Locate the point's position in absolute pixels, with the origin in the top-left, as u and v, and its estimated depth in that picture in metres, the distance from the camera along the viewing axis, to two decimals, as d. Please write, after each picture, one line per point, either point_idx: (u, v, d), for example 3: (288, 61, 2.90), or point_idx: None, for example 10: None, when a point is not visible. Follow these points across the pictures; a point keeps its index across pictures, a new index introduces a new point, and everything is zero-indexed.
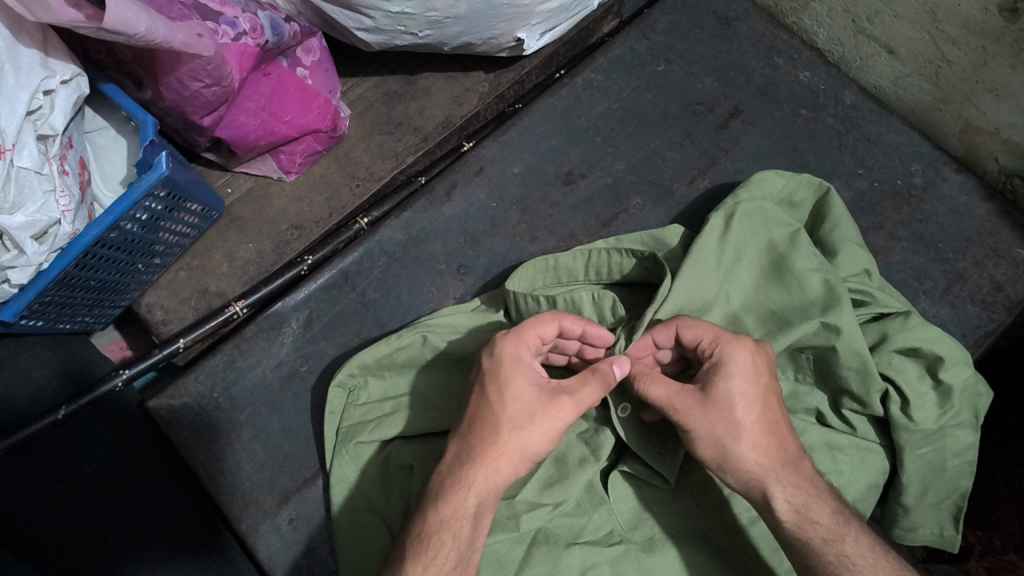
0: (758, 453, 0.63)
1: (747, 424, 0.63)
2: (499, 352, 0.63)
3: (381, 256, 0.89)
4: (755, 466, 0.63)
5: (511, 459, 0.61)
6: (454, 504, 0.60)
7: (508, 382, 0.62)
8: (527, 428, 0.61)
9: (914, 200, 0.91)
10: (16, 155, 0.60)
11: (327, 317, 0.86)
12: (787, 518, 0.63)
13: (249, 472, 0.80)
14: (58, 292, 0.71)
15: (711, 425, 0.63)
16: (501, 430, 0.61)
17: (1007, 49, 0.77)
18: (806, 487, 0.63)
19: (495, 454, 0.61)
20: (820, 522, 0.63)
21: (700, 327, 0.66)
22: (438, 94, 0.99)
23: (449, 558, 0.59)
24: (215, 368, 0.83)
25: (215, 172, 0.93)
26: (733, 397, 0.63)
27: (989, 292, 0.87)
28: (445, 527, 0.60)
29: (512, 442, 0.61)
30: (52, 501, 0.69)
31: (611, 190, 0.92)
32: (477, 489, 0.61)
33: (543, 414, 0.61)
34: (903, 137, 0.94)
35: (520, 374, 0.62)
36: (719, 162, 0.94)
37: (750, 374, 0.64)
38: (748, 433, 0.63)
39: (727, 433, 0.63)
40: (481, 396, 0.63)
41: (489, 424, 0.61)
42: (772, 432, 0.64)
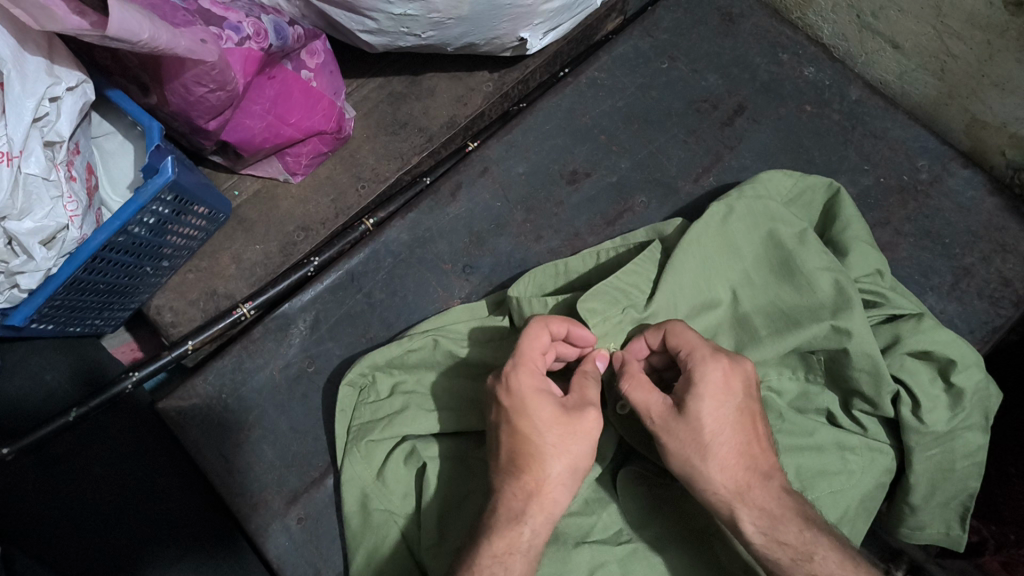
0: (727, 475, 0.63)
1: (718, 443, 0.63)
2: (517, 390, 0.62)
3: (387, 257, 0.89)
4: (726, 486, 0.63)
5: (552, 482, 0.61)
6: (504, 538, 0.61)
7: (534, 415, 0.62)
8: (568, 450, 0.62)
9: (920, 195, 0.91)
10: (23, 162, 0.61)
11: (333, 318, 0.87)
12: (756, 540, 0.63)
13: (259, 472, 0.80)
14: (68, 295, 0.72)
15: (683, 443, 0.63)
16: (547, 462, 0.61)
17: (1012, 43, 0.77)
18: (773, 509, 0.63)
19: (546, 484, 0.61)
20: (789, 543, 0.62)
21: (684, 338, 0.66)
22: (442, 94, 0.99)
23: None
24: (224, 369, 0.84)
25: (222, 175, 0.94)
26: (702, 418, 0.62)
27: (997, 287, 0.87)
28: (498, 561, 0.60)
29: (555, 465, 0.61)
30: (64, 501, 0.72)
31: (615, 188, 0.92)
32: (531, 518, 0.61)
33: (579, 432, 0.62)
34: (909, 132, 0.94)
35: (542, 401, 0.62)
36: (725, 159, 0.94)
37: (719, 394, 0.63)
38: (715, 454, 0.63)
39: (695, 452, 0.63)
40: (511, 433, 0.63)
41: (530, 457, 0.61)
42: (743, 452, 0.64)
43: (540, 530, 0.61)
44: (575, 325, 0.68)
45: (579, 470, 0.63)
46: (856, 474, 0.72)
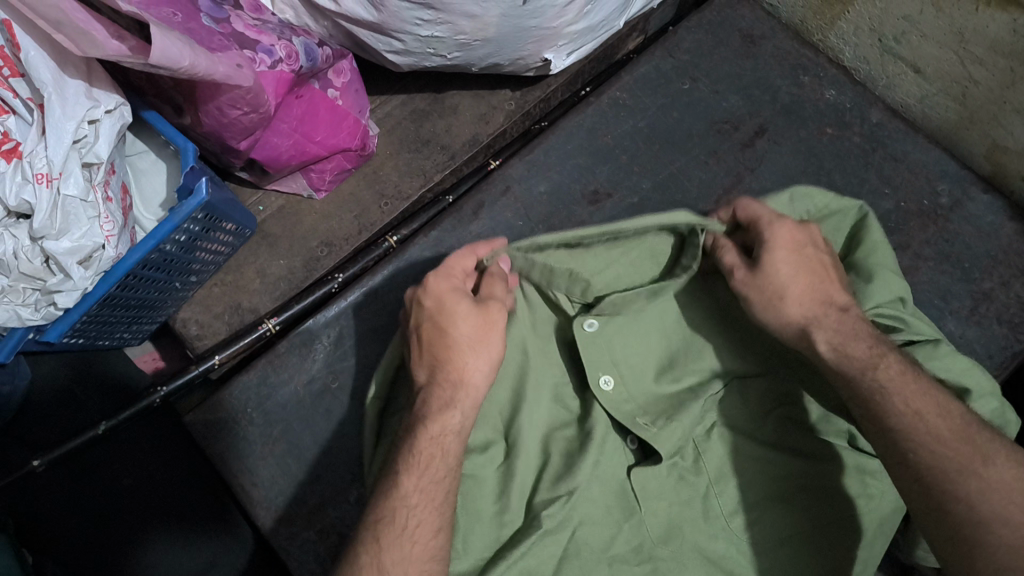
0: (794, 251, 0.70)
1: (780, 237, 0.70)
2: (434, 290, 0.68)
3: (410, 273, 0.90)
4: (797, 301, 0.69)
5: (474, 373, 0.66)
6: (438, 425, 0.64)
7: (451, 307, 0.67)
8: (480, 341, 0.67)
9: (941, 219, 0.91)
10: (62, 184, 0.62)
11: (357, 334, 0.88)
12: (828, 359, 0.66)
13: (282, 486, 0.81)
14: (100, 311, 0.73)
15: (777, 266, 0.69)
16: (461, 350, 0.66)
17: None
18: (849, 334, 0.67)
19: (461, 372, 0.66)
20: (855, 355, 0.66)
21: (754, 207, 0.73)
22: (464, 112, 1.01)
23: (441, 469, 0.63)
24: (249, 384, 0.85)
25: (247, 190, 0.97)
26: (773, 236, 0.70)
27: (1016, 312, 0.86)
28: (434, 443, 0.64)
29: (477, 359, 0.66)
30: (84, 514, 0.75)
31: (636, 208, 0.93)
32: (453, 404, 0.65)
33: (486, 320, 0.67)
34: (929, 156, 0.94)
35: (466, 302, 0.67)
36: (745, 180, 0.94)
37: (789, 247, 0.70)
38: (782, 242, 0.70)
39: (777, 285, 0.69)
40: (433, 329, 0.68)
41: (449, 350, 0.66)
42: (813, 290, 0.70)
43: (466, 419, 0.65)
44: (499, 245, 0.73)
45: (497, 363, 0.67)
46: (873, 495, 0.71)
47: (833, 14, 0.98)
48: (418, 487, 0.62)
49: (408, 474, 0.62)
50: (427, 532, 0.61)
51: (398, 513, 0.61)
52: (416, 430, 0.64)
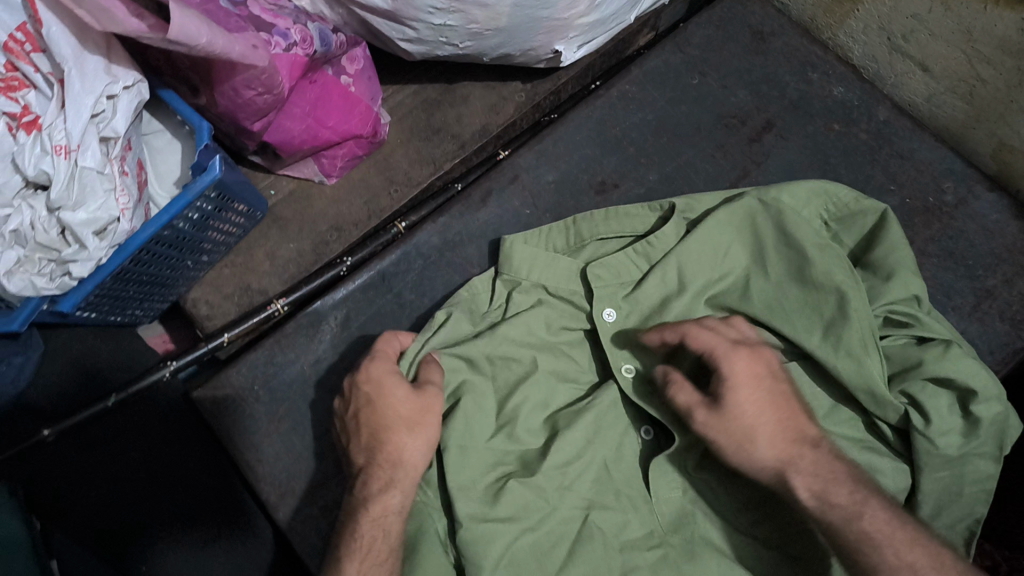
0: (754, 406, 0.68)
1: (744, 408, 0.68)
2: (371, 385, 0.71)
3: (417, 258, 0.91)
4: (774, 461, 0.68)
5: (410, 460, 0.68)
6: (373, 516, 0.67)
7: (386, 396, 0.69)
8: (417, 423, 0.69)
9: (944, 216, 0.91)
10: (80, 156, 0.64)
11: (364, 316, 0.89)
12: (812, 507, 0.66)
13: (286, 462, 0.82)
14: (112, 285, 0.74)
15: (729, 434, 0.68)
16: (399, 431, 0.68)
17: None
18: (825, 474, 0.67)
19: (398, 456, 0.68)
20: (839, 504, 0.65)
21: (703, 339, 0.71)
22: (475, 102, 1.02)
23: (384, 549, 0.67)
24: (256, 362, 0.86)
25: (260, 175, 0.98)
26: (741, 406, 0.68)
27: (1018, 309, 0.86)
28: (376, 525, 0.67)
29: (407, 442, 0.68)
30: (91, 489, 0.75)
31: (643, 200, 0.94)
32: (394, 487, 0.68)
33: (423, 406, 0.69)
34: (936, 154, 0.95)
35: (393, 385, 0.70)
36: (751, 174, 0.95)
37: (749, 380, 0.69)
38: (743, 393, 0.68)
39: (745, 434, 0.68)
40: (370, 416, 0.70)
41: (386, 435, 0.69)
42: (781, 429, 0.68)
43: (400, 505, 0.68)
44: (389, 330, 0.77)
45: (429, 444, 0.69)
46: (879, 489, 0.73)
47: (842, 12, 0.99)
48: (360, 570, 0.66)
49: (346, 561, 0.66)
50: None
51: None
52: (357, 516, 0.68)
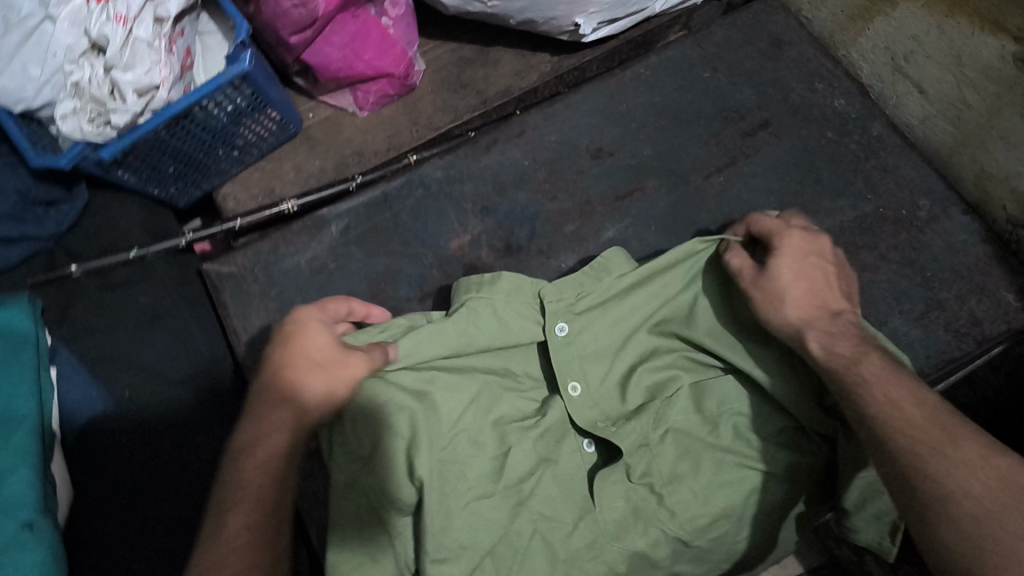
0: (794, 242, 0.77)
1: (784, 250, 0.77)
2: (296, 322, 0.70)
3: (418, 187, 1.01)
4: (796, 319, 0.74)
5: (302, 398, 0.66)
6: (259, 458, 0.65)
7: (304, 338, 0.68)
8: (326, 373, 0.68)
9: (914, 230, 0.95)
10: (135, 26, 0.78)
11: (362, 228, 0.99)
12: (818, 356, 0.71)
13: (268, 335, 0.93)
14: (148, 152, 0.88)
15: (780, 283, 0.75)
16: (304, 370, 0.67)
17: (1017, 97, 0.86)
18: (836, 332, 0.73)
19: (293, 397, 0.66)
20: (843, 351, 0.71)
21: (765, 221, 0.81)
22: (504, 66, 1.12)
23: (249, 516, 0.62)
24: (261, 250, 0.98)
25: (303, 100, 1.11)
26: (782, 271, 0.76)
27: (965, 324, 0.90)
28: (256, 480, 0.64)
29: (313, 378, 0.67)
30: (103, 320, 0.90)
31: (632, 170, 1.01)
32: (278, 435, 0.66)
33: (340, 360, 0.68)
34: (919, 172, 0.98)
35: (317, 333, 0.69)
36: (738, 164, 1.01)
37: (794, 253, 0.77)
38: (784, 254, 0.76)
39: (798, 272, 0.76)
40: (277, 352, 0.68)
41: (286, 373, 0.67)
42: (811, 293, 0.75)
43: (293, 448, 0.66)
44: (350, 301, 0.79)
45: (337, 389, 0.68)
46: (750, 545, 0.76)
47: (856, 31, 1.04)
48: (237, 529, 0.62)
49: (232, 512, 0.63)
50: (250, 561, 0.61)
51: (224, 553, 0.61)
52: (233, 476, 0.64)
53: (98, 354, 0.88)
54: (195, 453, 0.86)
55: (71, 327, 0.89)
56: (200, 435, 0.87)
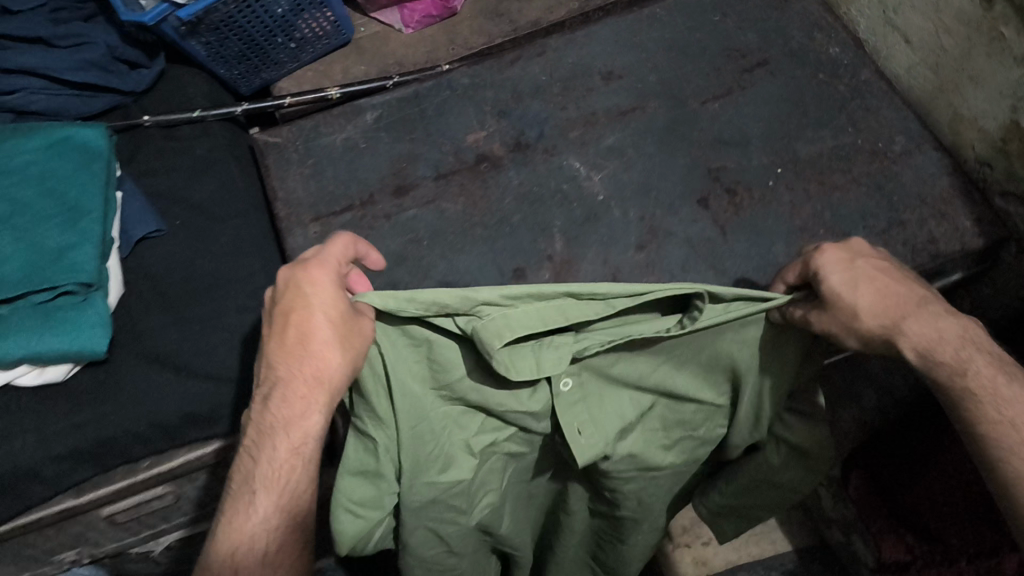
0: (848, 267, 0.74)
1: (845, 271, 0.74)
2: (294, 287, 0.73)
3: (446, 90, 1.15)
4: (890, 321, 0.73)
5: (309, 419, 0.73)
6: (273, 461, 0.73)
7: (307, 318, 0.72)
8: (335, 357, 0.69)
9: (886, 161, 1.04)
10: None
11: (393, 118, 1.13)
12: (916, 360, 0.72)
13: (300, 195, 1.07)
14: (220, 23, 1.05)
15: (853, 315, 0.71)
16: (313, 348, 0.70)
17: (983, 38, 0.94)
18: (931, 324, 0.73)
19: (308, 377, 0.71)
20: (943, 354, 0.72)
21: (791, 269, 0.81)
22: (538, 3, 1.26)
23: (288, 484, 0.73)
24: (304, 128, 1.13)
25: (358, 16, 1.27)
26: (850, 288, 0.72)
27: (921, 243, 0.98)
28: (291, 452, 0.73)
29: (317, 394, 0.71)
30: (165, 164, 1.06)
31: (636, 90, 1.12)
32: (295, 431, 0.72)
33: (347, 332, 0.69)
34: (899, 114, 1.07)
35: (324, 293, 0.72)
36: (733, 94, 1.10)
37: (862, 273, 0.74)
38: (847, 273, 0.74)
39: (849, 282, 0.73)
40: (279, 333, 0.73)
41: (300, 346, 0.72)
42: (881, 295, 0.73)
43: (304, 455, 0.73)
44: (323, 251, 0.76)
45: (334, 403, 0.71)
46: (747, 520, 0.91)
47: None
48: (274, 508, 0.73)
49: (265, 492, 0.73)
50: (276, 554, 0.72)
51: (255, 532, 0.72)
52: (258, 469, 0.73)
53: (159, 188, 1.04)
54: (231, 271, 0.99)
55: (139, 168, 1.06)
56: (231, 264, 1.00)
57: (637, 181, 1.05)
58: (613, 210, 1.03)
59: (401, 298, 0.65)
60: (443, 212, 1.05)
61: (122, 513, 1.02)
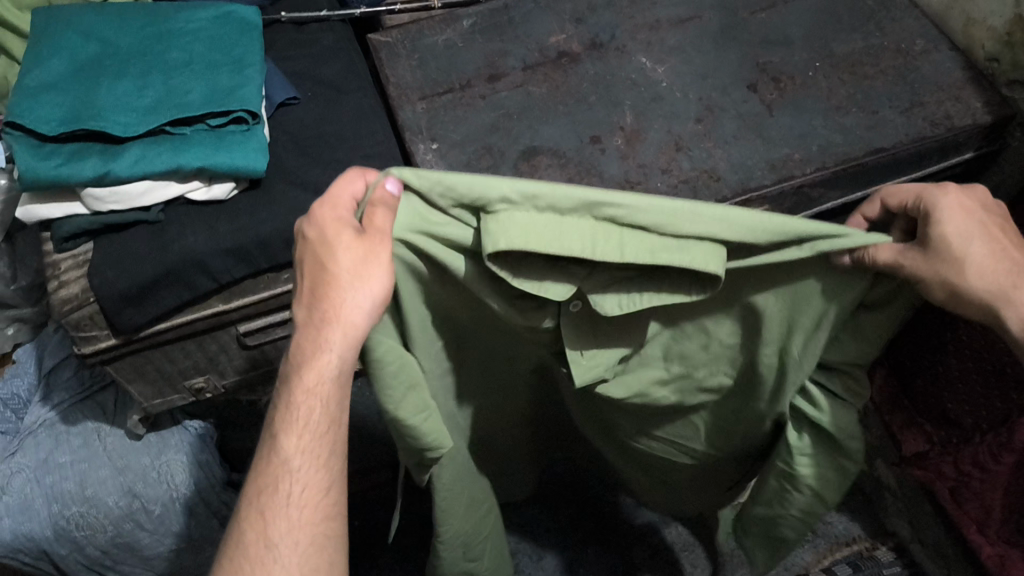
0: (960, 218, 0.78)
1: (954, 224, 0.77)
2: (312, 224, 0.76)
3: (531, 2, 1.35)
4: (993, 287, 0.78)
5: (322, 358, 0.76)
6: (301, 478, 0.78)
7: (329, 253, 0.74)
8: (358, 275, 0.71)
9: (909, 57, 1.22)
10: None
11: (485, 24, 1.33)
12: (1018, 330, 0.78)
13: (407, 80, 1.27)
14: None
15: (943, 266, 0.75)
16: (331, 323, 0.74)
17: None
18: None
19: (322, 351, 0.76)
20: None
21: (903, 192, 0.81)
22: None
23: (293, 484, 0.78)
24: (410, 30, 1.33)
25: None
26: (949, 237, 0.76)
27: (939, 118, 1.15)
28: (295, 435, 0.78)
29: (329, 333, 0.74)
30: (298, 52, 1.27)
31: (694, 4, 1.32)
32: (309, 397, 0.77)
33: (364, 257, 0.71)
34: (920, 22, 1.26)
35: (334, 229, 0.74)
36: (777, 6, 1.29)
37: (967, 222, 0.78)
38: (964, 231, 0.78)
39: (964, 233, 0.77)
40: (307, 269, 0.77)
41: (320, 320, 0.75)
42: (994, 258, 0.78)
43: (318, 426, 0.78)
44: (330, 196, 0.76)
45: (354, 348, 0.75)
46: (773, 534, 0.98)
47: None
48: (297, 446, 0.78)
49: (289, 435, 0.78)
50: (314, 510, 0.79)
51: (280, 469, 0.78)
52: (277, 441, 0.79)
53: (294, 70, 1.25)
54: (352, 131, 1.19)
55: (277, 55, 1.26)
56: (354, 127, 1.19)
57: (695, 71, 1.24)
58: (676, 92, 1.22)
59: (434, 181, 0.68)
60: (530, 93, 1.23)
61: (252, 337, 1.20)
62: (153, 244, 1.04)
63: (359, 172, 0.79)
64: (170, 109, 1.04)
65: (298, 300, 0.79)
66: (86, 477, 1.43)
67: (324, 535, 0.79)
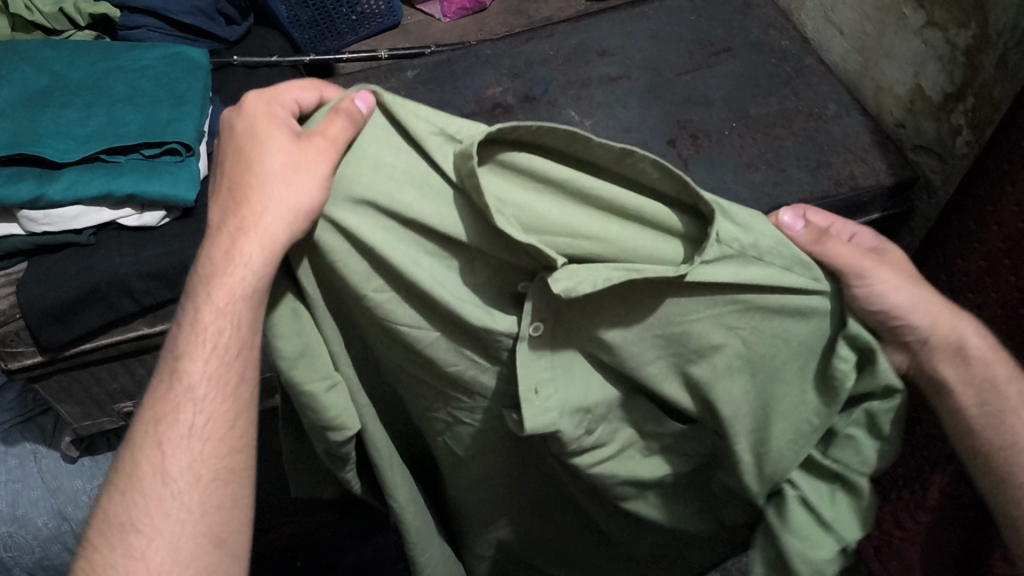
0: (892, 247, 0.82)
1: (884, 249, 0.81)
2: (248, 112, 0.72)
3: (472, 57, 1.43)
4: (955, 307, 0.80)
5: (231, 271, 0.67)
6: (203, 410, 0.71)
7: (261, 145, 0.70)
8: (296, 171, 0.66)
9: (821, 121, 1.28)
10: None
11: (427, 75, 1.41)
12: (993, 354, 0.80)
13: None
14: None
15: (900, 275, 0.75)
16: (247, 231, 0.67)
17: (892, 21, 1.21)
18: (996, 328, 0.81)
19: (233, 253, 0.68)
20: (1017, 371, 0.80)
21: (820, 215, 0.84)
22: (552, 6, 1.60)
23: (198, 411, 0.71)
24: (356, 78, 1.40)
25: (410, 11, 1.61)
26: (888, 256, 0.79)
27: (845, 178, 1.21)
28: (195, 355, 0.71)
29: (243, 243, 0.67)
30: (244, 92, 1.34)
31: (624, 64, 1.39)
32: (214, 317, 0.70)
33: (306, 156, 0.66)
34: (835, 89, 1.33)
35: (276, 129, 0.70)
36: (700, 69, 1.37)
37: (900, 252, 0.82)
38: (893, 251, 0.81)
39: (895, 256, 0.80)
40: (237, 160, 0.71)
41: (240, 220, 0.68)
42: (936, 283, 0.83)
43: (226, 350, 0.70)
44: (269, 92, 0.73)
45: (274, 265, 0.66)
46: None
47: None
48: (203, 372, 0.71)
49: (191, 358, 0.71)
50: (218, 442, 0.71)
51: (188, 395, 0.71)
52: (178, 363, 0.72)
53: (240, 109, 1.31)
54: None
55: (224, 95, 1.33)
56: None
57: (620, 125, 1.30)
58: None
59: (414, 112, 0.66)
60: None
61: None
62: (80, 266, 1.08)
63: (313, 84, 0.77)
64: (107, 139, 1.10)
65: (217, 208, 0.72)
66: (18, 497, 1.44)
67: (228, 472, 0.72)
